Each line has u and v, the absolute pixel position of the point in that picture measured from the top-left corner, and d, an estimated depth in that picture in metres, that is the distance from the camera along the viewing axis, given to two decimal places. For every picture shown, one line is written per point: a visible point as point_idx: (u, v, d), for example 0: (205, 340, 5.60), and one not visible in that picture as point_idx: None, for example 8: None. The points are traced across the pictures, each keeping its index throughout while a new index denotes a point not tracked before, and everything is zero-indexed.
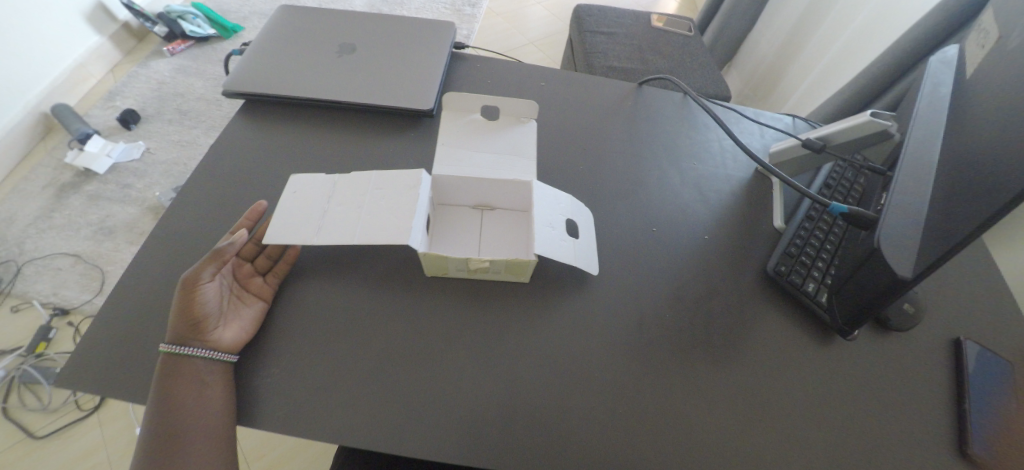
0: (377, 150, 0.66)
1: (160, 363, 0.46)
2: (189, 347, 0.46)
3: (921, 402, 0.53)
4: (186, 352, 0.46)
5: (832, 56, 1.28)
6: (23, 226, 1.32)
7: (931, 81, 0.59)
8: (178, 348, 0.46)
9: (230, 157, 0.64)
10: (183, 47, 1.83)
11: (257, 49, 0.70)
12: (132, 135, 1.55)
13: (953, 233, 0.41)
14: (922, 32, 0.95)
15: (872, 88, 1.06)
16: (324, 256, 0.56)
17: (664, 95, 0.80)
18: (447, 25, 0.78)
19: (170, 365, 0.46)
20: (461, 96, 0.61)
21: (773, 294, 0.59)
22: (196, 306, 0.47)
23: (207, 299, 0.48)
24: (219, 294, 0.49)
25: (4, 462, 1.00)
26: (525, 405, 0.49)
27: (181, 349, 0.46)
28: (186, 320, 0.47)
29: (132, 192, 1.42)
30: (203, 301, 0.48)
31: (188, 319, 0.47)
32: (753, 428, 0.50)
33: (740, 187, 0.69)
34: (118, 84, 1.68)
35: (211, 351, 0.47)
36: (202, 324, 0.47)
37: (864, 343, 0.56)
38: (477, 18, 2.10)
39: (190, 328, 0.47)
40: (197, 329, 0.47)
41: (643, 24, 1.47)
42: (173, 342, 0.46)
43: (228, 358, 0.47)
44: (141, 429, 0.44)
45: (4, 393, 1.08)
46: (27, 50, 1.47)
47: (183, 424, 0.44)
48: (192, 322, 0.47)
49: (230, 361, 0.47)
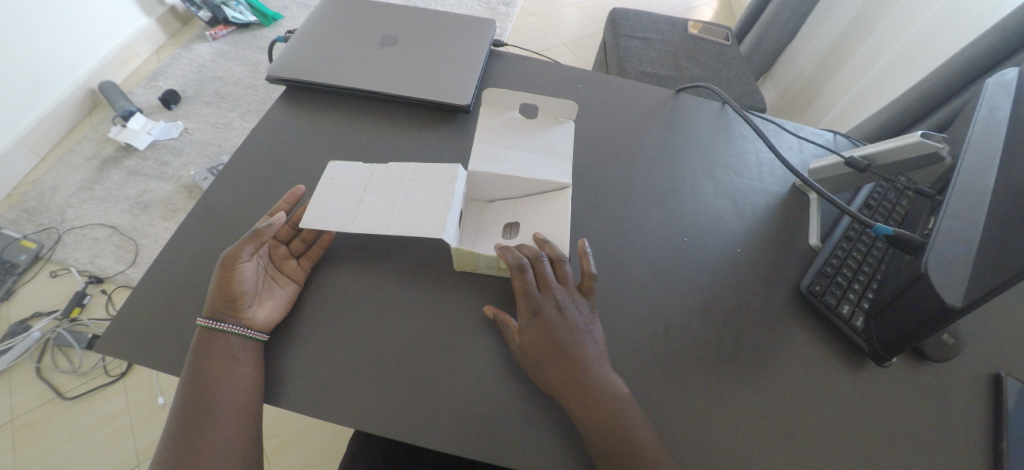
0: (411, 142, 0.67)
1: (195, 338, 0.48)
2: (224, 323, 0.48)
3: (956, 436, 0.51)
4: (222, 327, 0.48)
5: (877, 72, 1.24)
6: (66, 196, 1.38)
7: (989, 103, 0.56)
8: (214, 323, 0.48)
9: (271, 141, 0.66)
10: (225, 32, 1.88)
11: (301, 37, 0.72)
12: (172, 115, 1.61)
13: (1009, 264, 0.39)
14: (978, 51, 0.91)
15: (918, 108, 1.03)
16: (357, 244, 0.57)
17: (702, 104, 0.79)
18: (487, 23, 0.79)
19: (206, 338, 0.47)
20: (501, 93, 0.61)
21: (805, 314, 0.57)
22: (234, 285, 0.49)
23: (244, 278, 0.49)
24: (254, 275, 0.50)
25: (36, 419, 1.05)
26: (544, 406, 0.48)
27: (216, 324, 0.48)
28: (224, 297, 0.48)
29: (169, 169, 1.47)
30: (240, 280, 0.49)
31: (226, 296, 0.48)
32: (775, 449, 0.49)
33: (776, 202, 0.68)
34: (162, 65, 1.75)
35: (245, 328, 0.48)
36: (239, 302, 0.49)
37: (898, 370, 0.55)
38: (510, 17, 2.11)
39: (226, 304, 0.48)
40: (233, 307, 0.48)
41: (679, 31, 1.45)
42: (210, 318, 0.48)
43: (260, 337, 0.49)
44: (175, 398, 0.46)
45: (39, 354, 1.13)
46: (78, 29, 1.53)
47: (211, 399, 0.46)
48: (230, 299, 0.48)
49: (262, 340, 0.49)
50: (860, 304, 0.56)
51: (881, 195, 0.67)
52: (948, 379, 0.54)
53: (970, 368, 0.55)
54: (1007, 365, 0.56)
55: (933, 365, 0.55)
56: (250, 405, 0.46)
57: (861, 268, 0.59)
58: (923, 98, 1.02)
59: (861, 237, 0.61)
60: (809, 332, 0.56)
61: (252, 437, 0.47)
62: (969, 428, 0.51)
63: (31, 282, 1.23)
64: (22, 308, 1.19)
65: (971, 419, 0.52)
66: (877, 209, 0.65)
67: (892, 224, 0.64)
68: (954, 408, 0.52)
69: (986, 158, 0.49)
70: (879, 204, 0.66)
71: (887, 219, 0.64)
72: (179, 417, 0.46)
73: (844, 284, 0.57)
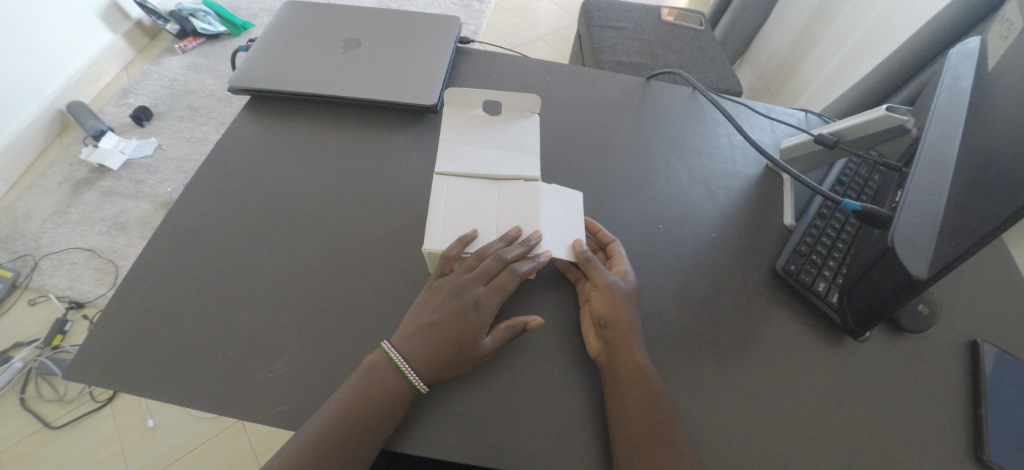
0: (380, 146, 0.66)
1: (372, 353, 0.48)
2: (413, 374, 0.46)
3: (935, 405, 0.51)
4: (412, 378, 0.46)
5: (849, 49, 1.25)
6: (41, 221, 1.35)
7: (951, 74, 0.56)
8: (406, 368, 0.46)
9: (237, 154, 0.64)
10: (194, 45, 1.85)
11: (261, 45, 0.71)
12: (145, 132, 1.58)
13: (971, 233, 0.39)
14: (943, 24, 0.92)
15: (889, 83, 1.04)
16: (326, 253, 0.56)
17: (672, 90, 0.79)
18: (452, 20, 0.78)
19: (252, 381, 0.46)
20: (461, 92, 0.60)
21: (783, 293, 0.58)
22: (455, 345, 0.47)
23: (430, 335, 0.48)
24: (451, 322, 0.48)
25: (22, 451, 1.03)
26: (525, 402, 0.48)
27: (411, 373, 0.46)
28: (444, 360, 0.47)
29: (145, 188, 1.45)
30: (461, 339, 0.48)
31: (441, 355, 0.47)
32: (758, 430, 0.49)
33: (750, 184, 0.68)
34: (131, 82, 1.71)
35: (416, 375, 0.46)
36: (460, 359, 0.47)
37: (876, 344, 0.55)
38: (485, 13, 2.09)
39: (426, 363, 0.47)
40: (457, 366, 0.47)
41: (652, 18, 1.45)
42: (391, 359, 0.47)
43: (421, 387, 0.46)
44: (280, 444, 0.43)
45: (22, 385, 1.11)
46: (41, 49, 1.49)
47: (356, 419, 0.44)
48: (455, 358, 0.47)
49: (422, 391, 0.47)
50: (835, 281, 0.56)
51: (853, 171, 0.68)
52: (925, 350, 0.55)
53: (946, 337, 0.56)
54: (983, 332, 0.56)
55: (910, 337, 0.56)
56: (365, 425, 0.44)
57: (835, 245, 0.59)
58: (893, 73, 1.02)
59: (835, 215, 0.62)
60: (787, 312, 0.56)
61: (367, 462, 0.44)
62: (948, 397, 0.52)
63: (9, 312, 1.20)
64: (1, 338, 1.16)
65: (949, 388, 0.52)
66: (849, 186, 0.66)
67: (864, 199, 0.64)
68: (933, 378, 0.53)
69: (949, 129, 0.49)
70: (851, 180, 0.66)
71: (859, 195, 0.65)
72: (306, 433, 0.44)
73: (819, 261, 0.58)
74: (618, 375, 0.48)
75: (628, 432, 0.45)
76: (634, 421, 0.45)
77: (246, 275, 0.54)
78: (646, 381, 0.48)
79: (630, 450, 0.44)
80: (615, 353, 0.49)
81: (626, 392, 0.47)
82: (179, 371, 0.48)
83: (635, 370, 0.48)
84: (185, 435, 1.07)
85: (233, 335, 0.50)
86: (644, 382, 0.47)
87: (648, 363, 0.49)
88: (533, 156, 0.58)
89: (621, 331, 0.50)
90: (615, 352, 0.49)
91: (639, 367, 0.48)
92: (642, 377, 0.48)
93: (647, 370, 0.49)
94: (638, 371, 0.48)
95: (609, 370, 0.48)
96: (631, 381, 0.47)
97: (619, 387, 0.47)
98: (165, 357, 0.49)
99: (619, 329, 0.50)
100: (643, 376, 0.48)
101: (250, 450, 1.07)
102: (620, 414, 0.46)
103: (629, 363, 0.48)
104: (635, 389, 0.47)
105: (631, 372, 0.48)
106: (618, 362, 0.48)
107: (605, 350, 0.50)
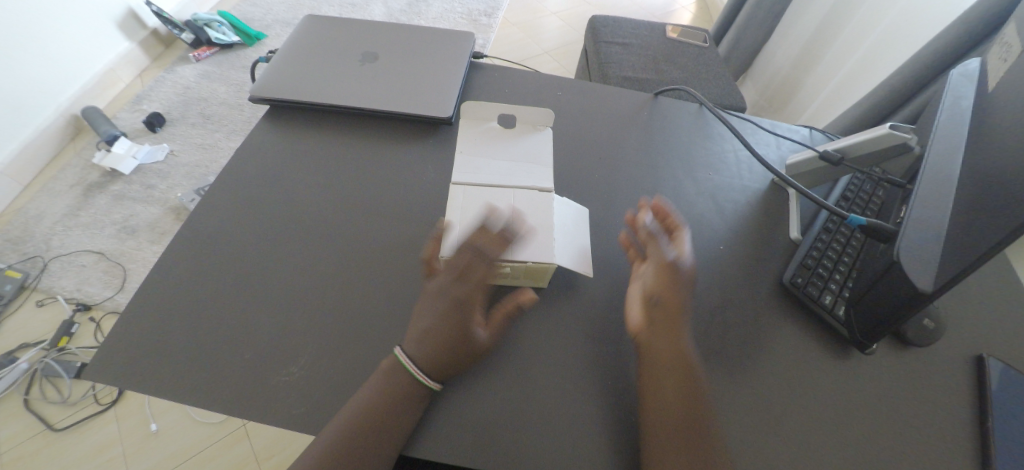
0: (395, 155, 0.68)
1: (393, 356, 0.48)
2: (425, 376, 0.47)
3: (942, 419, 0.52)
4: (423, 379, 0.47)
5: (851, 68, 1.27)
6: (51, 223, 1.37)
7: (952, 93, 0.58)
8: (418, 371, 0.47)
9: (256, 161, 0.66)
10: (208, 53, 1.89)
11: (282, 57, 0.73)
12: (157, 137, 1.60)
13: (973, 249, 0.41)
14: (944, 45, 0.94)
15: (891, 101, 1.06)
16: (342, 259, 0.57)
17: (679, 106, 0.81)
18: (466, 35, 0.80)
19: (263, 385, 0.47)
20: (479, 104, 0.63)
21: (789, 306, 0.59)
22: (457, 341, 0.48)
23: (431, 335, 0.48)
24: (446, 318, 0.49)
25: (25, 452, 1.03)
26: (536, 409, 0.49)
27: (422, 376, 0.47)
28: (449, 358, 0.48)
29: (155, 192, 1.46)
30: (461, 333, 0.48)
31: (442, 354, 0.48)
32: (766, 440, 0.49)
33: (756, 198, 0.69)
34: (145, 89, 1.74)
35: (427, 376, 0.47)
36: (462, 354, 0.49)
37: (882, 357, 0.56)
38: (493, 28, 2.14)
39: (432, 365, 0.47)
40: (460, 360, 0.49)
41: (657, 35, 1.48)
42: (402, 366, 0.47)
43: (433, 385, 0.47)
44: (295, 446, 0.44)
45: (27, 385, 1.11)
46: (59, 56, 1.52)
47: (380, 417, 0.45)
48: (456, 350, 0.48)
49: (434, 388, 0.47)
50: (841, 294, 0.57)
51: (858, 187, 0.69)
52: (930, 363, 0.55)
53: (951, 351, 0.56)
54: (987, 347, 0.57)
55: (916, 351, 0.56)
56: (375, 427, 0.45)
57: (840, 259, 0.60)
58: (895, 91, 1.05)
59: (840, 229, 0.63)
60: (793, 324, 0.57)
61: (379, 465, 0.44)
62: (954, 410, 0.52)
63: (17, 313, 1.21)
64: (8, 339, 1.17)
65: (956, 403, 0.53)
66: (854, 201, 0.67)
67: (869, 214, 0.66)
68: (939, 392, 0.53)
69: (951, 148, 0.51)
70: (855, 195, 0.68)
71: (864, 210, 0.66)
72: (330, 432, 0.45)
73: (825, 275, 0.59)
74: (656, 367, 0.49)
75: (664, 427, 0.46)
76: (668, 417, 0.46)
77: (264, 279, 0.55)
78: (687, 372, 0.49)
79: (665, 444, 0.45)
80: (658, 330, 0.51)
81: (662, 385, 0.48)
82: (196, 372, 0.49)
83: (677, 361, 0.49)
84: (188, 439, 1.07)
85: (251, 338, 0.51)
86: (684, 372, 0.49)
87: (691, 349, 0.50)
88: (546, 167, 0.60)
89: (670, 310, 0.51)
90: (658, 326, 0.51)
91: (682, 355, 0.49)
92: (683, 367, 0.49)
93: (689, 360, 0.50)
94: (679, 360, 0.49)
95: (649, 360, 0.49)
96: (671, 370, 0.48)
97: (659, 377, 0.48)
98: (184, 358, 0.50)
99: (665, 301, 0.51)
100: (684, 365, 0.49)
101: (252, 456, 1.07)
102: (655, 409, 0.47)
103: (670, 336, 0.50)
104: (673, 379, 0.48)
105: (672, 361, 0.49)
106: (660, 338, 0.50)
107: (648, 319, 0.52)
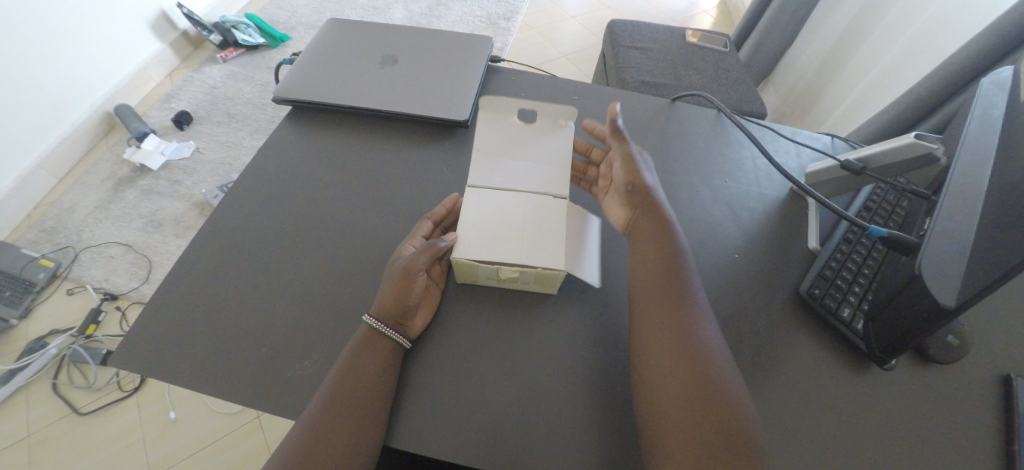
0: (412, 157, 0.69)
1: (354, 337, 0.51)
2: (387, 327, 0.51)
3: (964, 438, 0.50)
4: (386, 331, 0.50)
5: (877, 75, 1.24)
6: (83, 216, 1.43)
7: (982, 103, 0.56)
8: (377, 324, 0.50)
9: (277, 160, 0.68)
10: (234, 54, 1.95)
11: (304, 59, 0.75)
12: (184, 135, 1.66)
13: (998, 264, 0.40)
14: (975, 52, 0.91)
15: (918, 110, 1.03)
16: (358, 258, 0.58)
17: (698, 112, 0.80)
18: (485, 39, 0.81)
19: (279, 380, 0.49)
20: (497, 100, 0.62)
21: (806, 317, 0.57)
22: (397, 278, 0.52)
23: (382, 287, 0.53)
24: (391, 270, 0.53)
25: (52, 434, 1.07)
26: (543, 411, 0.49)
27: (381, 327, 0.50)
28: (392, 299, 0.51)
29: (181, 188, 1.51)
30: (400, 271, 0.52)
31: (390, 302, 0.51)
32: (779, 452, 0.48)
33: (774, 207, 0.68)
34: (174, 88, 1.80)
35: (392, 330, 0.51)
36: (402, 302, 0.51)
37: (902, 372, 0.54)
38: (511, 31, 2.15)
39: (391, 317, 0.51)
40: (404, 296, 0.50)
41: (677, 39, 1.47)
42: (375, 329, 0.50)
43: (403, 342, 0.51)
44: (294, 433, 0.45)
45: (55, 370, 1.16)
46: (94, 55, 1.59)
47: (368, 397, 0.47)
48: (400, 290, 0.51)
49: (403, 345, 0.51)
50: (860, 307, 0.56)
51: (880, 197, 0.67)
52: (954, 380, 0.54)
53: (976, 368, 0.55)
54: (1015, 366, 0.55)
55: (939, 367, 0.55)
56: (364, 410, 0.46)
57: (860, 271, 0.59)
58: (922, 99, 1.02)
59: (861, 240, 0.62)
60: (810, 336, 0.56)
61: (369, 449, 0.46)
62: (979, 430, 0.51)
63: (48, 300, 1.27)
64: (39, 325, 1.22)
65: (980, 423, 0.51)
66: (876, 212, 0.66)
67: (892, 226, 0.64)
68: (963, 412, 0.52)
69: (980, 160, 0.49)
70: (878, 206, 0.66)
71: (886, 221, 0.65)
72: (298, 434, 0.45)
73: (843, 287, 0.57)
74: (649, 320, 0.50)
75: (670, 405, 0.45)
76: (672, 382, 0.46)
77: (281, 274, 0.57)
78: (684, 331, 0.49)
79: (676, 423, 0.44)
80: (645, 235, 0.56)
81: (662, 356, 0.48)
82: (215, 364, 0.50)
83: (670, 298, 0.51)
84: (205, 428, 1.10)
85: (267, 333, 0.52)
86: (675, 313, 0.50)
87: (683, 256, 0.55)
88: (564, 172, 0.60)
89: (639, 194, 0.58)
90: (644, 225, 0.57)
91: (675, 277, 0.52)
92: (679, 312, 0.50)
93: (688, 313, 0.50)
94: (674, 289, 0.52)
95: (642, 304, 0.52)
96: (664, 305, 0.51)
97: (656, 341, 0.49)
98: (203, 349, 0.51)
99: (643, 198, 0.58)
100: (673, 298, 0.51)
101: (267, 445, 1.09)
102: (659, 377, 0.47)
103: (654, 220, 0.56)
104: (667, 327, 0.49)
105: (665, 299, 0.51)
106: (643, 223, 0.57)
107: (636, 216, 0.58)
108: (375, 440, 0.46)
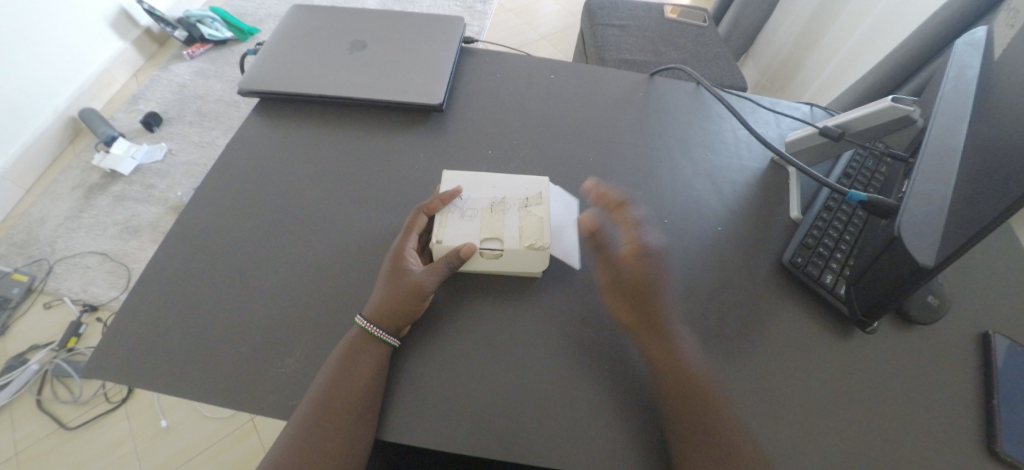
0: (387, 146, 0.67)
1: (347, 336, 0.50)
2: (380, 330, 0.49)
3: (946, 397, 0.51)
4: (376, 332, 0.49)
5: (855, 42, 1.24)
6: (54, 226, 1.38)
7: (957, 64, 0.56)
8: (373, 329, 0.49)
9: (247, 156, 0.66)
10: (202, 51, 1.88)
11: (269, 49, 0.72)
12: (155, 137, 1.60)
13: (977, 220, 0.39)
14: (950, 14, 0.91)
15: (895, 75, 1.04)
16: (336, 252, 0.57)
17: (677, 86, 0.79)
18: (458, 20, 0.78)
19: (261, 383, 0.48)
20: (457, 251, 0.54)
21: (789, 286, 0.58)
22: (404, 291, 0.50)
23: (380, 288, 0.51)
24: (394, 278, 0.51)
25: (39, 451, 1.05)
26: (532, 398, 0.49)
27: (378, 332, 0.49)
28: (399, 312, 0.50)
29: (155, 192, 1.47)
30: (408, 282, 0.51)
31: (391, 311, 0.50)
32: (767, 422, 0.49)
33: (755, 178, 0.68)
34: (141, 88, 1.74)
35: (383, 332, 0.49)
36: (409, 314, 0.50)
37: (885, 335, 0.55)
38: (488, 15, 2.11)
39: (389, 323, 0.50)
40: (410, 309, 0.50)
41: (655, 15, 1.45)
42: (365, 330, 0.49)
43: (393, 341, 0.50)
44: (285, 433, 0.45)
45: (38, 386, 1.13)
46: (53, 58, 1.52)
47: (360, 393, 0.46)
48: (406, 301, 0.50)
49: (394, 344, 0.50)
50: (842, 273, 0.56)
51: (860, 163, 0.68)
52: (935, 341, 0.54)
53: (956, 328, 0.55)
54: (993, 324, 0.56)
55: (919, 329, 0.55)
56: (355, 405, 0.46)
57: (842, 237, 0.60)
58: (899, 64, 1.02)
59: (842, 206, 0.62)
60: (793, 304, 0.56)
61: (363, 444, 0.45)
62: (960, 389, 0.51)
63: (26, 315, 1.23)
64: (17, 341, 1.18)
65: (962, 382, 0.52)
66: (855, 178, 0.66)
67: (872, 191, 0.65)
68: (945, 372, 0.52)
69: (957, 119, 0.49)
70: (858, 171, 0.67)
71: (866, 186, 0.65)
72: (292, 434, 0.45)
73: (825, 254, 0.58)
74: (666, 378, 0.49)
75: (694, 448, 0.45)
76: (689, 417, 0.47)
77: (258, 272, 0.55)
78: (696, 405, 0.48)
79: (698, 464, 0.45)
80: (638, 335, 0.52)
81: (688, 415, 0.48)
82: (192, 369, 0.49)
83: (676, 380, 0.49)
84: (196, 435, 1.09)
85: (246, 333, 0.51)
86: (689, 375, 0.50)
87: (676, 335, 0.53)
88: (541, 182, 0.59)
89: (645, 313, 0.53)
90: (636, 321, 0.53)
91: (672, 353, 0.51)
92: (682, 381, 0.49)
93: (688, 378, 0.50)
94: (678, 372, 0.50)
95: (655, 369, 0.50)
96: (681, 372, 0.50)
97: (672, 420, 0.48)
98: (180, 355, 0.50)
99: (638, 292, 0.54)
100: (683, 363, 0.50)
101: (262, 448, 1.08)
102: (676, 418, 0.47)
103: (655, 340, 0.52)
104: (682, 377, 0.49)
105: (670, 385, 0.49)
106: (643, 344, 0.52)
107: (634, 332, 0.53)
108: (369, 436, 0.46)
